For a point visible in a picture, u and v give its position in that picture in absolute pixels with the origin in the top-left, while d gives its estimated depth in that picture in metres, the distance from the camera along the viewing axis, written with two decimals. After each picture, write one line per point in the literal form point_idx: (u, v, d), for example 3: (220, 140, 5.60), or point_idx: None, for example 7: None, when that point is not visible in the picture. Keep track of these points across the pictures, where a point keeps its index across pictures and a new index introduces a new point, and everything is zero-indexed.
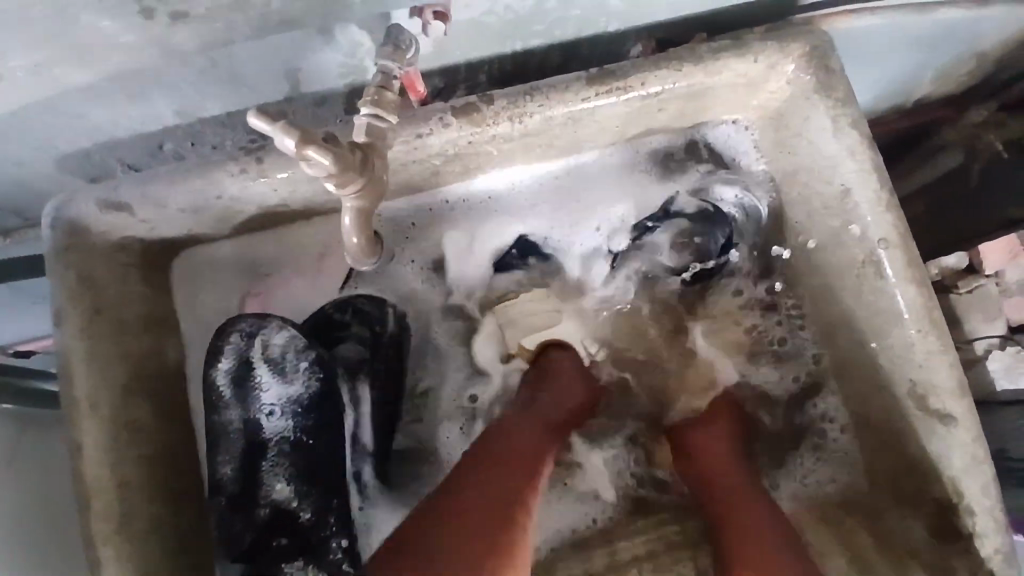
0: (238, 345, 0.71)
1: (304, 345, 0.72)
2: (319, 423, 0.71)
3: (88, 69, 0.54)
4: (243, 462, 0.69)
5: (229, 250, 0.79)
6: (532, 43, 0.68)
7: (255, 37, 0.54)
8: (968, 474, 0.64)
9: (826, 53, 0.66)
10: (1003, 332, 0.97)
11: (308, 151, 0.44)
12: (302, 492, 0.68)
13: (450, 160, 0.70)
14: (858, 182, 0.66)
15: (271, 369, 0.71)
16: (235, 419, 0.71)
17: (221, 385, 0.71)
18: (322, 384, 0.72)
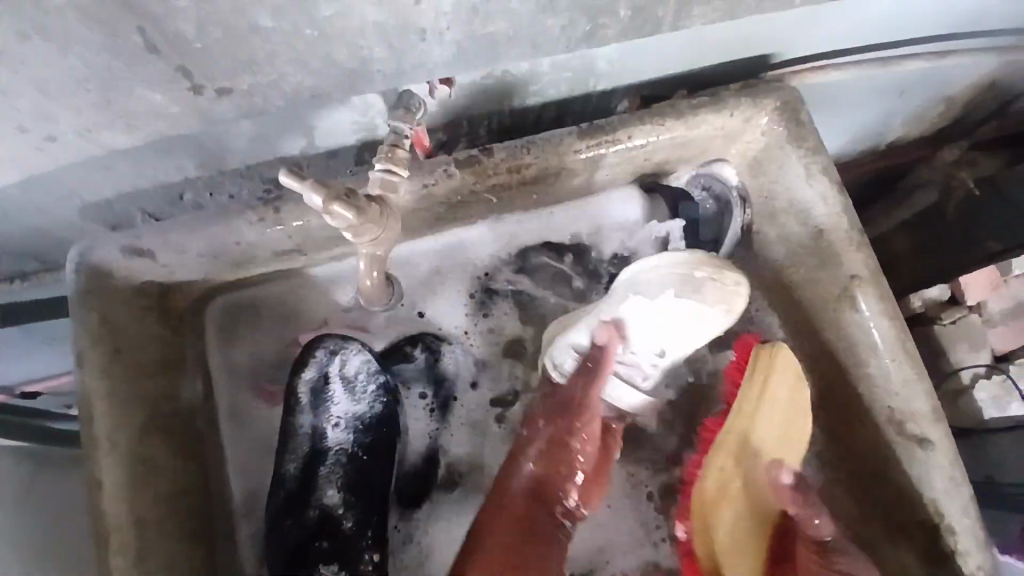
0: (321, 360, 0.78)
1: (376, 368, 0.80)
2: (377, 441, 0.78)
3: (131, 136, 0.59)
4: (307, 465, 0.76)
5: (277, 288, 0.85)
6: (528, 101, 0.74)
7: (284, 106, 0.59)
8: (948, 496, 0.68)
9: (796, 107, 0.73)
10: (989, 361, 1.05)
11: (335, 207, 0.48)
12: (349, 502, 0.75)
13: (454, 208, 0.75)
14: (830, 224, 0.72)
15: (344, 387, 0.78)
16: (305, 425, 0.77)
17: (300, 391, 0.77)
18: (386, 406, 0.79)
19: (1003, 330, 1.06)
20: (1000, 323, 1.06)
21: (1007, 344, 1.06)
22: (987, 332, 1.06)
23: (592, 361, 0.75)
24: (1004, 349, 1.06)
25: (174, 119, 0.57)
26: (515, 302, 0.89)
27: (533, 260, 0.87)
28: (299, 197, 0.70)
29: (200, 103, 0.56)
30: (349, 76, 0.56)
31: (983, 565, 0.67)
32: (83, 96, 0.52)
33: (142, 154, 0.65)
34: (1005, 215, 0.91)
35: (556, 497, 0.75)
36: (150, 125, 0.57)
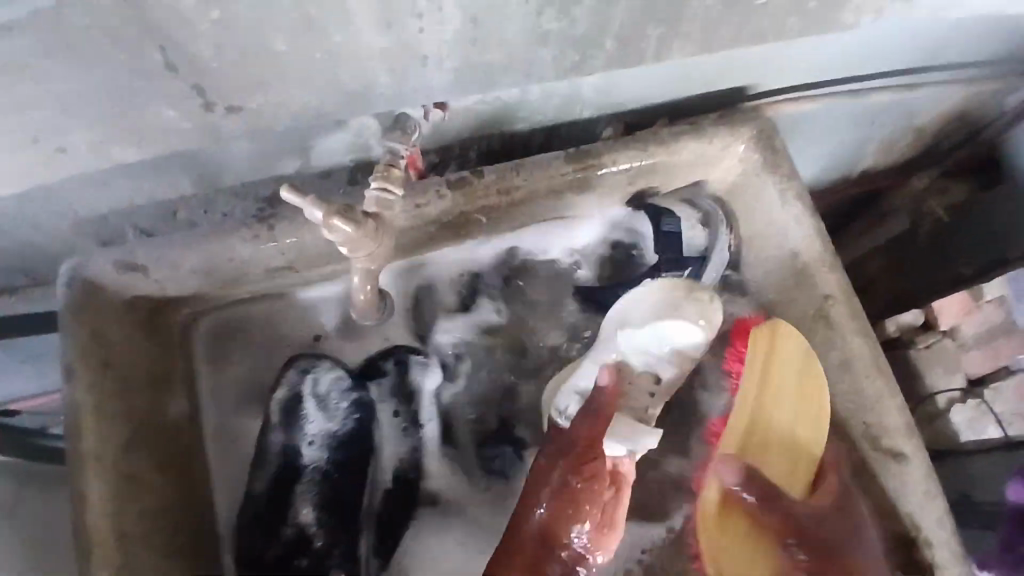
0: (293, 379, 0.80)
1: (349, 386, 0.81)
2: (353, 458, 0.78)
3: (140, 152, 0.60)
4: (278, 484, 0.76)
5: (255, 313, 0.85)
6: (518, 127, 0.77)
7: (287, 122, 0.62)
8: (922, 511, 0.70)
9: (770, 136, 0.78)
10: (963, 385, 1.07)
11: (336, 221, 0.50)
12: (322, 521, 0.74)
13: (445, 228, 0.77)
14: (805, 246, 0.75)
15: (318, 404, 0.79)
16: (278, 442, 0.77)
17: (272, 411, 0.78)
18: (360, 423, 0.80)
19: (977, 355, 1.06)
20: (975, 347, 1.06)
21: (983, 369, 1.05)
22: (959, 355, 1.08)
23: (592, 403, 0.73)
24: (981, 373, 1.06)
25: (181, 137, 0.59)
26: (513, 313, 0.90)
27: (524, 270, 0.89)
28: (293, 215, 0.72)
29: (211, 121, 0.58)
30: (352, 97, 0.59)
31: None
32: (89, 112, 0.54)
33: (142, 170, 0.66)
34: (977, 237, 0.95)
35: (564, 540, 0.69)
36: (158, 142, 0.59)
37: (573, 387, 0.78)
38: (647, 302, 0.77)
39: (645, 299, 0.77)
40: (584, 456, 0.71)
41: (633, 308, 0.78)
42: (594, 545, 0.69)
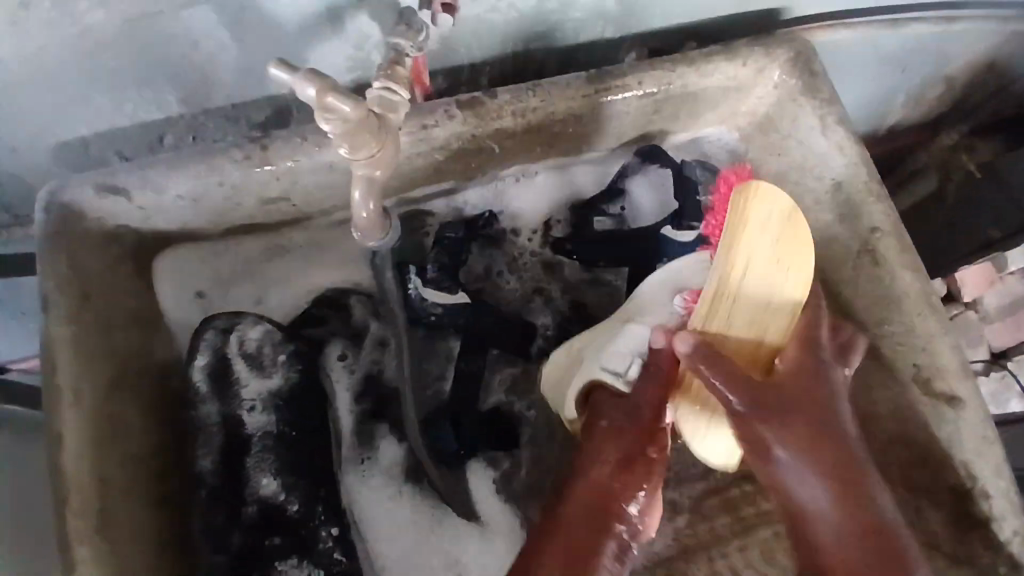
0: (213, 342, 0.73)
1: (281, 338, 0.75)
2: (303, 412, 0.74)
3: (108, 12, 0.53)
4: (223, 458, 0.71)
5: (252, 247, 0.79)
6: (533, 47, 0.70)
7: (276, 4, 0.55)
8: (981, 456, 0.65)
9: (808, 58, 0.71)
10: (987, 356, 1.05)
11: (326, 99, 0.44)
12: (288, 486, 0.71)
13: (453, 156, 0.71)
14: (848, 174, 0.70)
15: (249, 364, 0.73)
16: (215, 414, 0.72)
17: (197, 380, 0.72)
18: (304, 375, 0.75)
19: (1001, 326, 1.05)
20: (998, 320, 1.04)
21: (1005, 341, 1.05)
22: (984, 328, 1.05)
23: (654, 365, 0.65)
24: (1003, 343, 1.05)
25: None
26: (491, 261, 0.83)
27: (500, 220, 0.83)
28: (288, 135, 0.66)
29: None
30: None
31: (1020, 531, 0.64)
32: None
33: (122, 78, 0.60)
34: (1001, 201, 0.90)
35: (621, 516, 0.63)
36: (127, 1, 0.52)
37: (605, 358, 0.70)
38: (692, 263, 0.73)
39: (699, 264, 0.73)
40: (653, 429, 0.66)
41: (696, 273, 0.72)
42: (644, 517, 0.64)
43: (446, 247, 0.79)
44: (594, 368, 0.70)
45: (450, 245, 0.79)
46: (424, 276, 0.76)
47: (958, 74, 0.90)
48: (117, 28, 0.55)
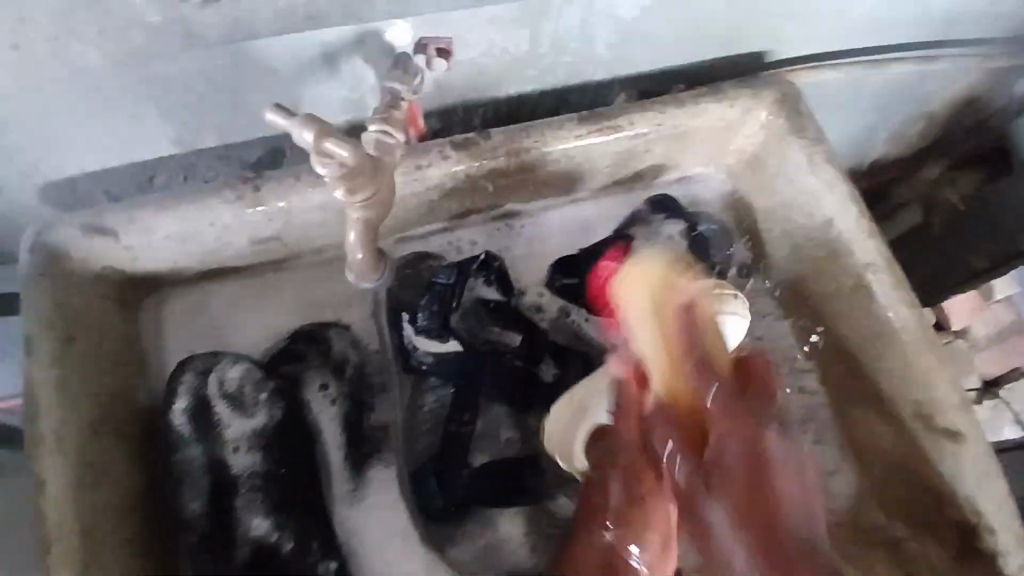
0: (192, 384, 0.70)
1: (261, 376, 0.72)
2: (288, 449, 0.71)
3: (104, 51, 0.53)
4: (212, 500, 0.68)
5: (230, 291, 0.77)
6: (525, 88, 0.71)
7: (271, 48, 0.56)
8: (983, 491, 0.64)
9: (793, 99, 0.72)
10: (979, 384, 1.04)
11: (325, 143, 0.44)
12: (280, 525, 0.68)
13: (447, 195, 0.71)
14: (839, 211, 0.70)
15: (229, 404, 0.70)
16: (199, 457, 0.69)
17: (178, 424, 0.69)
18: (286, 411, 0.71)
19: (990, 355, 1.05)
20: (986, 348, 1.04)
21: (995, 369, 1.04)
22: (975, 358, 1.04)
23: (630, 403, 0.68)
24: (993, 372, 1.05)
25: (150, 32, 0.52)
26: (489, 309, 0.76)
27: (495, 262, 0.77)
28: (281, 176, 0.66)
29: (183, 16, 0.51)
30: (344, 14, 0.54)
31: None
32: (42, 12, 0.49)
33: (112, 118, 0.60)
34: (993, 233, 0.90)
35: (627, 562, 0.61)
36: (124, 40, 0.52)
37: (607, 406, 0.69)
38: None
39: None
40: (632, 470, 0.62)
41: None
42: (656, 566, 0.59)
43: (438, 293, 0.73)
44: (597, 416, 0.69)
45: (442, 289, 0.74)
46: (416, 323, 0.73)
47: (938, 111, 0.93)
48: (114, 69, 0.55)
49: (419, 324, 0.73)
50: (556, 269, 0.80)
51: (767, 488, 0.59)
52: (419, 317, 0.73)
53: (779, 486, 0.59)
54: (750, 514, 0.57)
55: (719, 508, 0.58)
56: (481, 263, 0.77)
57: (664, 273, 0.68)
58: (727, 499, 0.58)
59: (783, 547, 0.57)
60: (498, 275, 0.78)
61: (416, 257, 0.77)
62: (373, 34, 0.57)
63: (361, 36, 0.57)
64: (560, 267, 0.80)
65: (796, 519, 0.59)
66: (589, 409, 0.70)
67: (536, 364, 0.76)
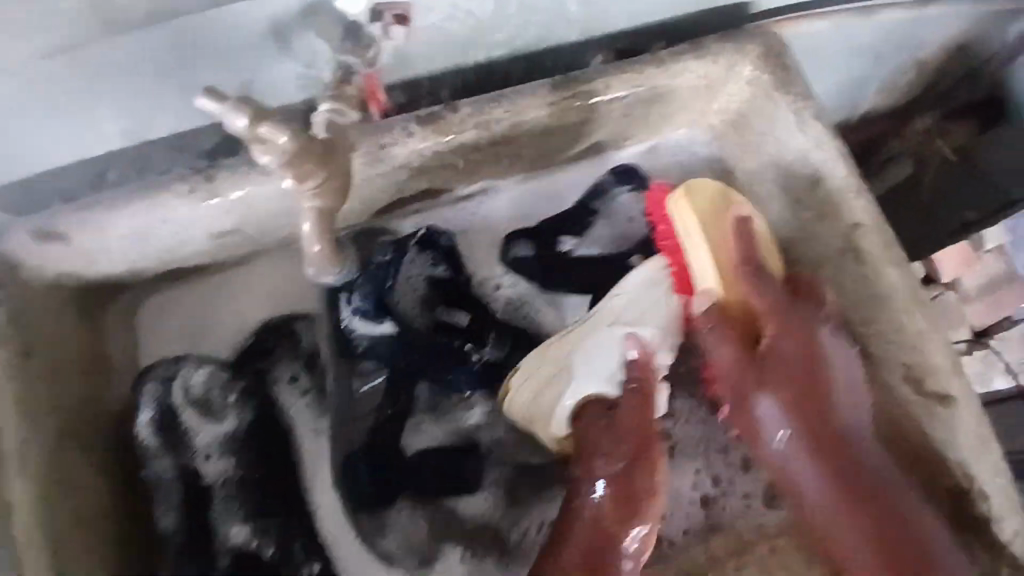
0: (156, 394, 0.68)
1: (228, 379, 0.71)
2: (260, 452, 0.69)
3: (24, 44, 0.48)
4: (187, 512, 0.66)
5: (200, 289, 0.74)
6: (494, 55, 0.66)
7: (209, 26, 0.51)
8: (976, 455, 0.63)
9: (778, 53, 0.68)
10: (969, 335, 1.03)
11: (262, 129, 0.41)
12: (259, 529, 0.66)
13: (416, 174, 0.67)
14: (828, 171, 0.67)
15: (198, 411, 0.68)
16: (169, 469, 0.66)
17: (144, 437, 0.66)
18: (256, 413, 0.70)
19: (979, 305, 1.03)
20: (976, 299, 1.03)
21: (986, 320, 1.03)
22: (964, 309, 1.03)
23: (634, 376, 0.68)
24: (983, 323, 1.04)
25: (68, 19, 0.47)
26: (431, 286, 0.74)
27: (443, 239, 0.75)
28: (235, 164, 0.61)
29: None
30: None
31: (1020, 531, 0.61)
32: None
33: (53, 114, 0.55)
34: (979, 192, 0.87)
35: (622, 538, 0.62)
36: (43, 27, 0.47)
37: (604, 369, 0.69)
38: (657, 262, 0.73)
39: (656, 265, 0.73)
40: (640, 457, 0.65)
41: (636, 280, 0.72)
42: (646, 542, 0.63)
43: (372, 271, 0.71)
44: (596, 381, 0.68)
45: (378, 267, 0.71)
46: (351, 298, 0.70)
47: (932, 56, 0.88)
48: (42, 63, 0.50)
49: (354, 301, 0.70)
50: (506, 247, 0.77)
51: (824, 406, 0.63)
52: (353, 294, 0.70)
53: (825, 365, 0.64)
54: (813, 412, 0.63)
55: (771, 403, 0.64)
56: (424, 238, 0.74)
57: (721, 190, 0.70)
58: (783, 389, 0.64)
59: (835, 438, 0.62)
60: (445, 252, 0.75)
61: (369, 229, 0.74)
62: (322, 1, 0.52)
63: (309, 6, 0.52)
64: (520, 236, 0.77)
65: (854, 425, 0.63)
66: (581, 366, 0.70)
67: (483, 349, 0.74)
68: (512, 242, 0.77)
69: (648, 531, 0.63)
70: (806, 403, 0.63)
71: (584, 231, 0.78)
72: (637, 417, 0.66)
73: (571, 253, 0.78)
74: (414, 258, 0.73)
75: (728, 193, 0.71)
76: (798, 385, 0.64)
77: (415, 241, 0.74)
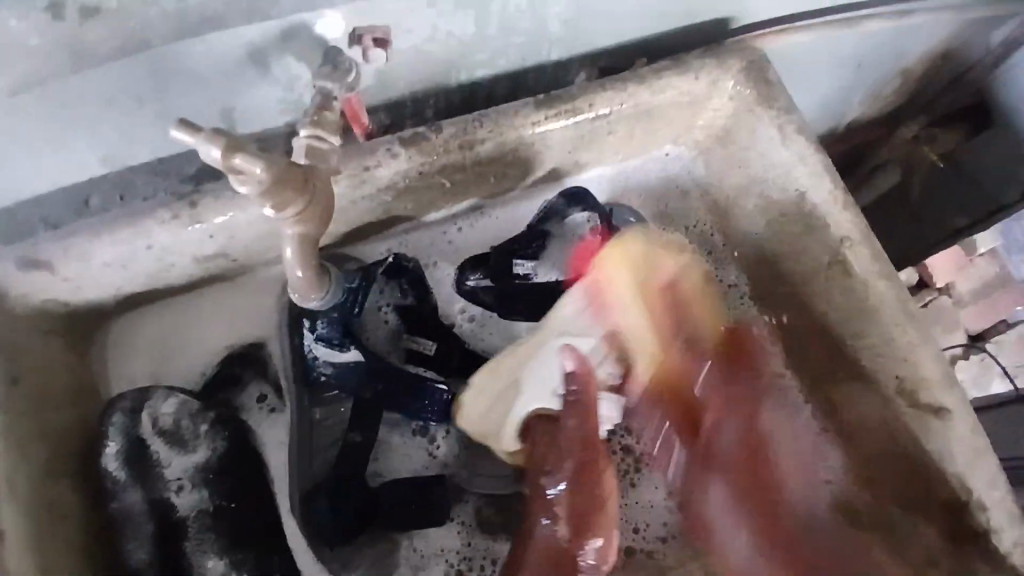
0: (124, 425, 0.66)
1: (198, 408, 0.69)
2: (234, 482, 0.68)
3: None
4: (161, 546, 0.65)
5: (181, 308, 0.73)
6: (477, 75, 0.67)
7: (190, 55, 0.51)
8: (971, 466, 0.62)
9: (760, 68, 0.69)
10: (964, 340, 1.03)
11: (236, 161, 0.41)
12: (237, 561, 0.66)
13: (402, 194, 0.67)
14: (813, 184, 0.67)
15: (168, 442, 0.67)
16: (141, 502, 0.65)
17: (112, 470, 0.65)
18: (229, 442, 0.69)
19: (974, 310, 1.03)
20: (971, 303, 1.03)
21: (981, 324, 1.03)
22: (958, 314, 1.03)
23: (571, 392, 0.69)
24: (978, 327, 1.04)
25: (37, 59, 0.46)
26: (399, 313, 0.75)
27: (407, 265, 0.74)
28: (219, 189, 0.61)
29: (68, 36, 0.45)
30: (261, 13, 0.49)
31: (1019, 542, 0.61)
32: None
33: (34, 146, 0.54)
34: (964, 192, 0.89)
35: (577, 553, 0.65)
36: (8, 70, 0.46)
37: (549, 384, 0.70)
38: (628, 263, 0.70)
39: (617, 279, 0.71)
40: (585, 471, 0.67)
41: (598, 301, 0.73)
42: (606, 556, 0.65)
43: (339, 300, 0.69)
44: (535, 399, 0.69)
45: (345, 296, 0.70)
46: (315, 328, 0.69)
47: (914, 66, 0.89)
48: (12, 99, 0.49)
49: (315, 330, 0.69)
50: (463, 274, 0.76)
51: (768, 462, 0.69)
52: (315, 323, 0.69)
53: (783, 489, 0.68)
54: (750, 487, 0.68)
55: (732, 425, 0.70)
56: (391, 266, 0.73)
57: (645, 255, 0.70)
58: (728, 482, 0.69)
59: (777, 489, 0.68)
60: (407, 278, 0.74)
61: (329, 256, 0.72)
62: (300, 28, 0.52)
63: (288, 29, 0.52)
64: (475, 265, 0.75)
65: (795, 478, 0.69)
66: (524, 384, 0.70)
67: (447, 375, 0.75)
68: (468, 269, 0.76)
69: (603, 544, 0.65)
70: (749, 479, 0.68)
71: (541, 253, 0.76)
72: (580, 433, 0.68)
73: (531, 279, 0.75)
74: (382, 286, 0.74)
75: (648, 257, 0.70)
76: (739, 465, 0.69)
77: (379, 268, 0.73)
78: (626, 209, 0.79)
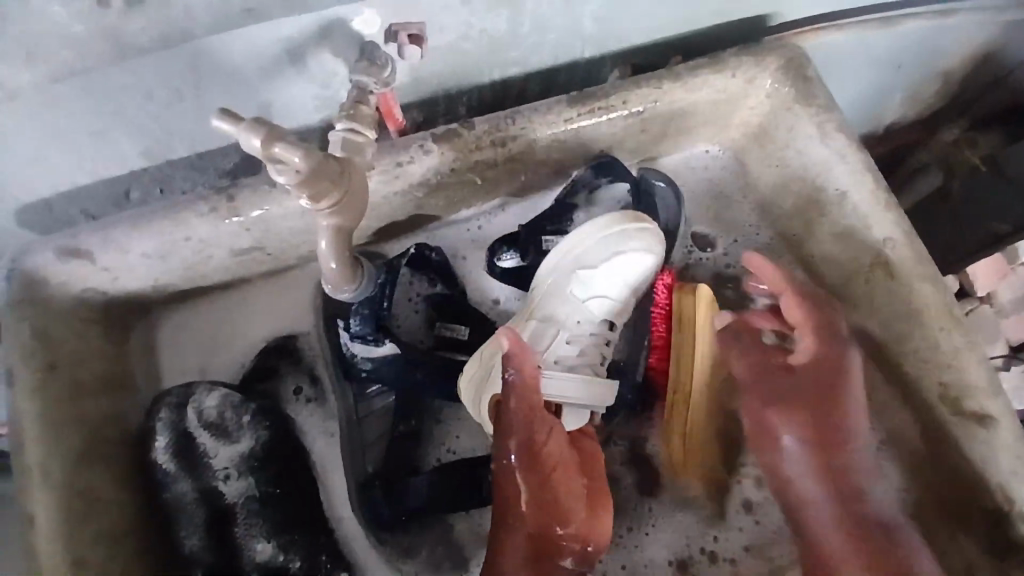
0: (170, 420, 0.66)
1: (240, 400, 0.68)
2: (280, 470, 0.68)
3: (33, 72, 0.48)
4: (212, 533, 0.66)
5: (217, 303, 0.75)
6: (510, 72, 0.66)
7: (230, 49, 0.52)
8: (1019, 480, 0.60)
9: (800, 66, 0.67)
10: (1006, 351, 0.99)
11: (275, 150, 0.41)
12: (286, 543, 0.67)
13: (433, 191, 0.67)
14: (853, 183, 0.65)
15: (214, 434, 0.66)
16: (190, 491, 0.65)
17: (162, 462, 0.65)
18: (271, 432, 0.69)
19: (1017, 320, 1.00)
20: (1013, 313, 0.99)
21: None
22: (1000, 324, 0.99)
23: (509, 369, 0.60)
24: (1021, 338, 1.00)
25: (81, 49, 0.47)
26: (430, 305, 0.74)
27: (431, 257, 0.73)
28: (255, 183, 0.62)
29: (111, 24, 0.46)
30: (301, 8, 0.50)
31: None
32: None
33: (78, 138, 0.55)
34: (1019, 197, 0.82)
35: (564, 546, 0.60)
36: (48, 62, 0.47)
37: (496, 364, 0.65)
38: (609, 237, 0.66)
39: (612, 245, 0.66)
40: (532, 448, 0.59)
41: (601, 284, 0.67)
42: (586, 539, 0.61)
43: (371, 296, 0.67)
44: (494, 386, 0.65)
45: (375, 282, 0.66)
46: (349, 325, 0.68)
47: (959, 65, 0.86)
48: (59, 90, 0.50)
49: (349, 323, 0.68)
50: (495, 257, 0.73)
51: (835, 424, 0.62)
52: (349, 316, 0.68)
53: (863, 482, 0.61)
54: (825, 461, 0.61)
55: (799, 457, 0.62)
56: (414, 257, 0.72)
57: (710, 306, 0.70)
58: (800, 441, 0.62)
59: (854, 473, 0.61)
60: (439, 267, 0.73)
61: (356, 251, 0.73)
62: (335, 25, 0.53)
63: (325, 27, 0.52)
64: (504, 245, 0.72)
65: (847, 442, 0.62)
66: (493, 370, 0.65)
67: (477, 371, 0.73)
68: (498, 252, 0.73)
69: (578, 531, 0.60)
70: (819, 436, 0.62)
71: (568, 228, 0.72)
72: (524, 409, 0.60)
73: None
74: (408, 279, 0.73)
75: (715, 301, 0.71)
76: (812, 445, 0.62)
77: (414, 261, 0.72)
78: (653, 175, 0.73)
